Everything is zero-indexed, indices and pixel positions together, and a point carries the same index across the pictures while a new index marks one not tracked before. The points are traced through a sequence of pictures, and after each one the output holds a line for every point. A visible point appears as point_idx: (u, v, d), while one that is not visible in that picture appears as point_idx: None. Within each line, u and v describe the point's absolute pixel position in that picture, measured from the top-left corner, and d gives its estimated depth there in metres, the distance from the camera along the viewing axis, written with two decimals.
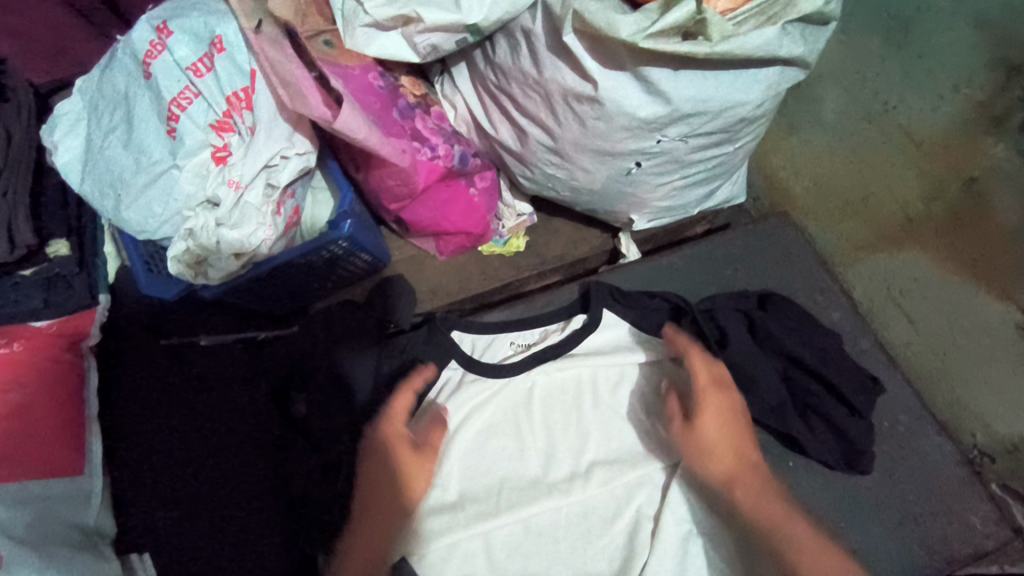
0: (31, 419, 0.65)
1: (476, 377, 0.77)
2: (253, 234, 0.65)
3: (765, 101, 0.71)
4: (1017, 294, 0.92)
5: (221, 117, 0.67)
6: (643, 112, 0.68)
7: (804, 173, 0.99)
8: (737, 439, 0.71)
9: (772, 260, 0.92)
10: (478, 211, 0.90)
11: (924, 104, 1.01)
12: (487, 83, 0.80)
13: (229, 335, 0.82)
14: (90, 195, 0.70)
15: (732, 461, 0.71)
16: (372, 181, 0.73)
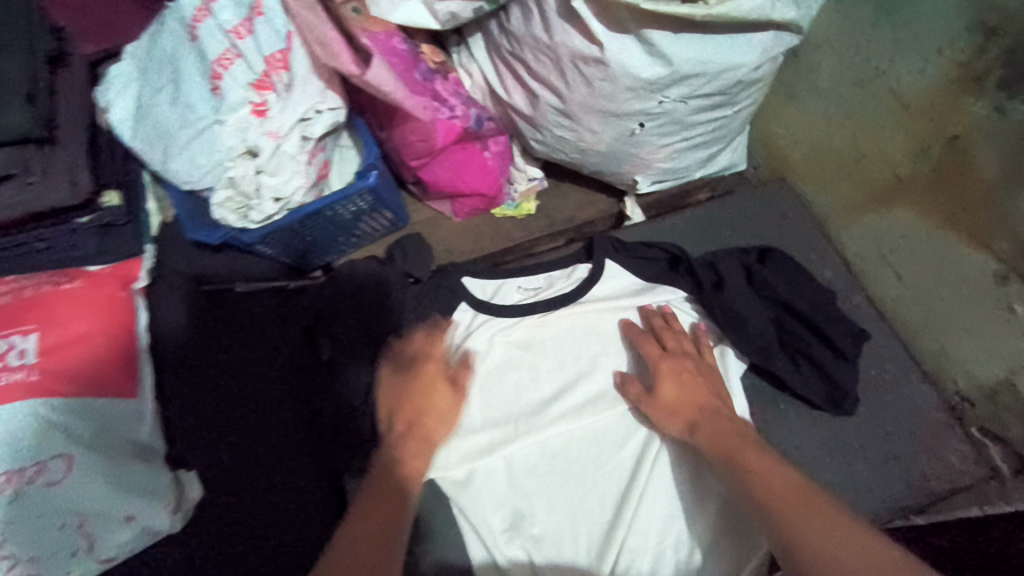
0: (90, 347, 0.72)
1: (488, 317, 0.86)
2: (288, 181, 0.72)
3: (761, 64, 0.77)
4: (996, 245, 0.96)
5: (261, 77, 0.73)
6: (646, 73, 0.74)
7: (801, 140, 1.04)
8: (686, 391, 0.78)
9: (771, 222, 0.98)
10: (492, 172, 0.96)
11: (913, 67, 1.05)
12: (502, 51, 0.86)
13: (263, 283, 0.90)
14: (141, 148, 0.77)
15: (687, 410, 0.76)
16: (395, 137, 0.79)
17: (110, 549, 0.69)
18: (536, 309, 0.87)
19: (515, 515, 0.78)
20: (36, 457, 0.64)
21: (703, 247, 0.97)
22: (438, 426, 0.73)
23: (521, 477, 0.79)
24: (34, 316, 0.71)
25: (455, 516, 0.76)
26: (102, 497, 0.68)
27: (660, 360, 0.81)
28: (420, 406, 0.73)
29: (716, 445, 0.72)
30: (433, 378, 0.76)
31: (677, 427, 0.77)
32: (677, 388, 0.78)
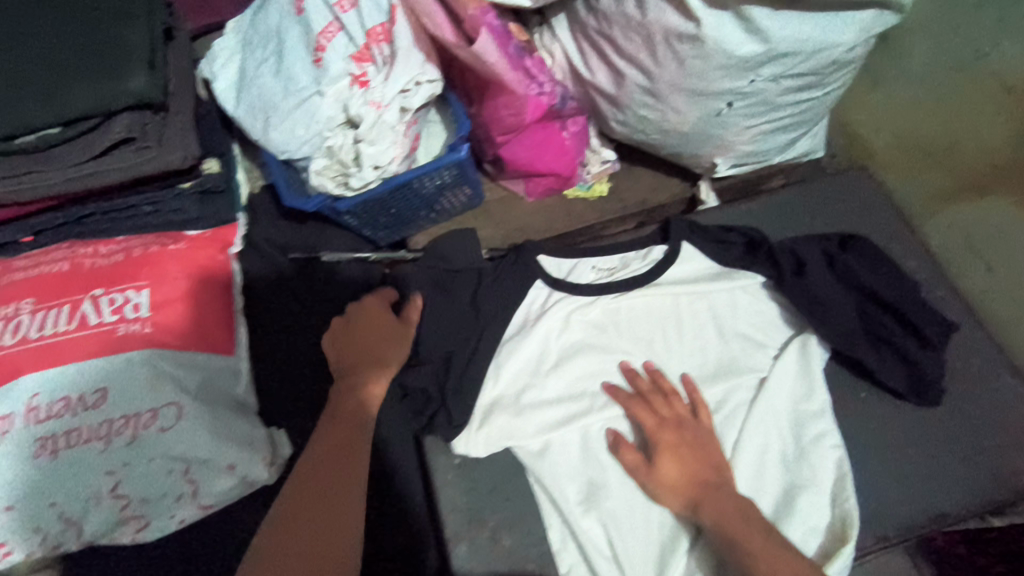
0: (195, 304, 0.76)
1: (564, 296, 0.87)
2: (386, 151, 0.74)
3: (858, 44, 0.76)
4: None
5: (361, 49, 0.76)
6: (741, 50, 0.74)
7: (884, 127, 1.02)
8: (687, 465, 0.75)
9: (851, 210, 0.96)
10: (569, 153, 0.97)
11: (1016, 51, 1.03)
12: (588, 30, 0.86)
13: (347, 255, 0.93)
14: (243, 118, 0.80)
15: (689, 488, 0.73)
16: (487, 112, 0.81)
17: (212, 497, 0.71)
18: (614, 291, 0.88)
19: (591, 487, 0.78)
20: (148, 404, 0.69)
21: (780, 234, 0.95)
22: (393, 351, 0.79)
23: (596, 452, 0.80)
24: (146, 272, 0.75)
25: (533, 485, 0.78)
26: (207, 446, 0.70)
27: (658, 431, 0.77)
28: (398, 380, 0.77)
29: (717, 525, 0.70)
30: (380, 306, 0.83)
31: (678, 504, 0.74)
32: (677, 466, 0.74)
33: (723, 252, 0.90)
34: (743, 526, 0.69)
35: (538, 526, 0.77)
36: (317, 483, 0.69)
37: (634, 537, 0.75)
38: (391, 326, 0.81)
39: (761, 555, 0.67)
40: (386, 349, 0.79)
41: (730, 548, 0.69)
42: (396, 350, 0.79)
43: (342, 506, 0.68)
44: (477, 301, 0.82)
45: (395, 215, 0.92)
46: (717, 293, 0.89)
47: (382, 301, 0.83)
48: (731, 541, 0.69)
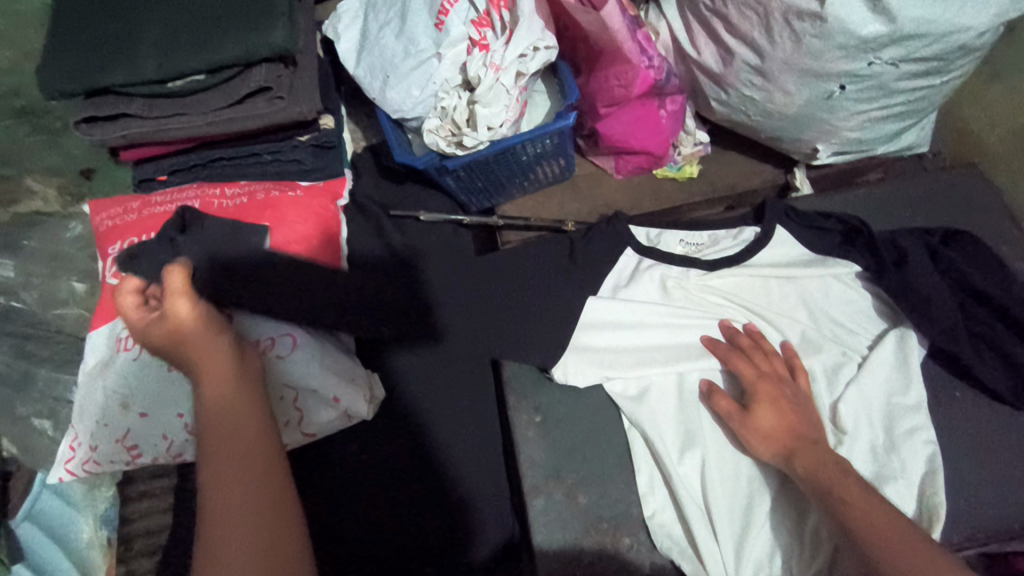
0: (310, 248, 0.83)
1: (653, 263, 0.88)
2: (498, 114, 0.78)
3: (989, 29, 0.74)
4: None
5: (481, 15, 0.79)
6: (865, 30, 0.73)
7: (999, 124, 0.97)
8: (781, 413, 0.76)
9: (957, 206, 0.93)
10: (664, 132, 0.97)
11: None
12: (699, 8, 0.86)
13: (442, 217, 0.97)
14: (363, 77, 0.85)
15: (783, 436, 0.74)
16: (595, 82, 0.83)
17: (315, 426, 0.77)
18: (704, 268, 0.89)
19: (687, 435, 0.80)
20: (267, 332, 0.74)
21: (877, 226, 0.93)
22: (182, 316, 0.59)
23: (692, 404, 0.82)
24: (268, 215, 0.82)
25: (631, 431, 0.81)
26: (318, 376, 0.75)
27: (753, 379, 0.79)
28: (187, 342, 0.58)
29: (811, 469, 0.71)
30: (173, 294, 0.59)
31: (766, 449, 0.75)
32: (770, 414, 0.76)
33: (818, 239, 0.89)
34: (836, 475, 0.69)
35: (615, 488, 0.78)
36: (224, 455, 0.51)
37: (723, 488, 0.76)
38: (225, 341, 0.60)
39: (850, 497, 0.66)
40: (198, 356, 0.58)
41: (820, 494, 0.68)
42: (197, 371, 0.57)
43: (260, 451, 0.52)
44: (574, 263, 0.87)
45: (492, 180, 0.95)
46: (809, 280, 0.88)
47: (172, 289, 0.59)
48: (821, 487, 0.69)
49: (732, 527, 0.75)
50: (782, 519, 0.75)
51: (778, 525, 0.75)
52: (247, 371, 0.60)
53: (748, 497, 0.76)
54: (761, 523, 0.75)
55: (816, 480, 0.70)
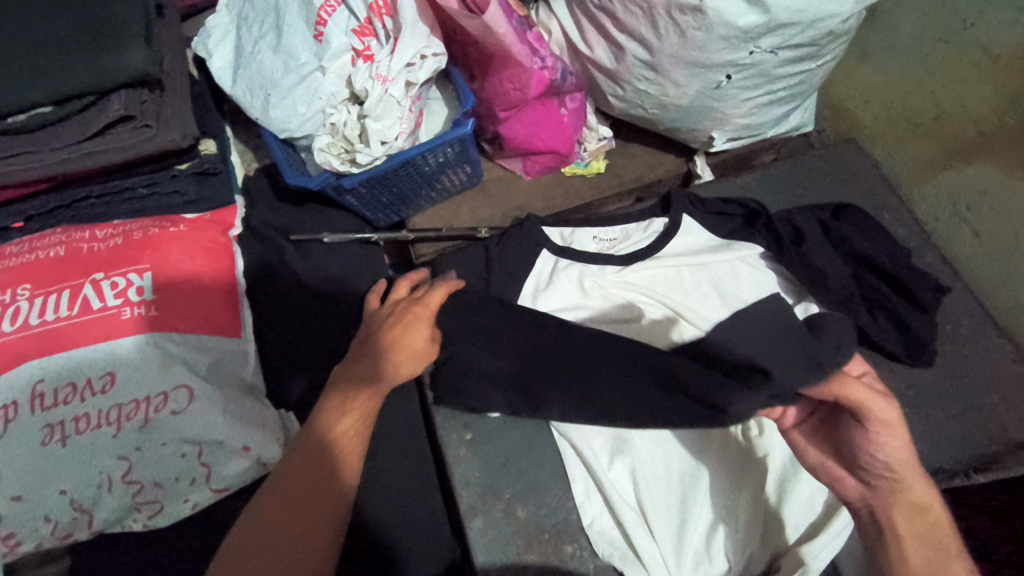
0: (200, 285, 0.75)
1: (570, 262, 0.88)
2: (391, 127, 0.74)
3: (853, 15, 0.78)
4: None
5: (363, 23, 0.75)
6: (742, 20, 0.75)
7: (874, 100, 1.02)
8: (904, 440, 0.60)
9: (843, 181, 0.99)
10: (567, 130, 0.97)
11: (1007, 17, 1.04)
12: (586, 5, 0.86)
13: (347, 236, 0.92)
14: (241, 95, 0.79)
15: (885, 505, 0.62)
16: (489, 87, 0.81)
17: (224, 480, 0.70)
18: (618, 265, 0.89)
19: (616, 440, 0.79)
20: (159, 387, 0.68)
21: (775, 205, 0.98)
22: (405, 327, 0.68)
23: None
24: (147, 255, 0.73)
25: (563, 442, 0.80)
26: (222, 428, 0.69)
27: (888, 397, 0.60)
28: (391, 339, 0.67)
29: (911, 505, 0.61)
30: (420, 318, 0.69)
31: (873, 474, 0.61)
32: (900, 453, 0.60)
33: (721, 224, 0.93)
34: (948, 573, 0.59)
35: (551, 496, 0.78)
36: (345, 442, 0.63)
37: (656, 486, 0.77)
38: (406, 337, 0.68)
39: None
40: (410, 363, 0.68)
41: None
42: (379, 373, 0.66)
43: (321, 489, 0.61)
44: (491, 274, 0.86)
45: (396, 194, 0.92)
46: (718, 266, 0.90)
47: (425, 313, 0.70)
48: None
49: (668, 525, 0.76)
50: (715, 508, 0.77)
51: (712, 514, 0.76)
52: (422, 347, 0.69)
53: (681, 493, 0.77)
54: (695, 519, 0.76)
55: (903, 531, 0.61)
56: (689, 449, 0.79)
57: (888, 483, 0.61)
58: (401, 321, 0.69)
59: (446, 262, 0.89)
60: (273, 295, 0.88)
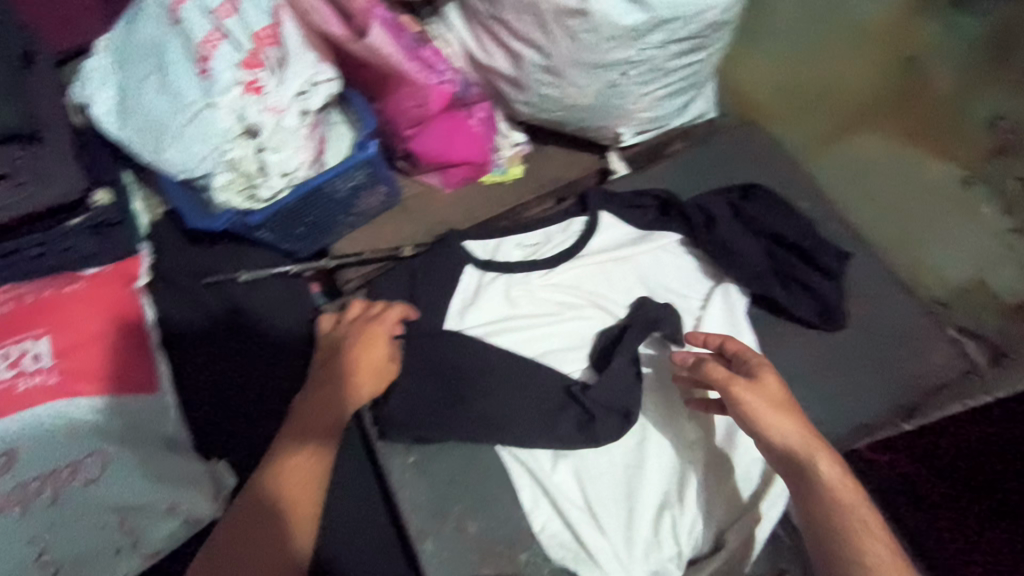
0: (105, 345, 0.75)
1: (496, 274, 0.89)
2: (292, 157, 0.74)
3: (730, 5, 0.82)
4: (953, 150, 0.99)
5: (250, 54, 0.73)
6: (627, 20, 0.78)
7: (767, 82, 1.07)
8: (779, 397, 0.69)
9: (748, 160, 1.02)
10: (480, 139, 0.96)
11: None
12: (481, 16, 0.87)
13: (266, 271, 0.89)
14: (130, 140, 0.75)
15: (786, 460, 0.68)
16: (390, 107, 0.81)
17: (153, 545, 0.72)
18: (542, 269, 0.90)
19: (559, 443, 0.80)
20: (68, 459, 0.69)
21: (688, 191, 1.01)
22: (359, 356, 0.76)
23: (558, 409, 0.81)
24: (42, 320, 0.73)
25: (507, 452, 0.80)
26: (142, 490, 0.71)
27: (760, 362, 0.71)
28: (351, 362, 0.76)
29: (807, 454, 0.66)
30: (375, 341, 0.77)
31: (770, 448, 0.68)
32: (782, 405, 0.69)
33: (637, 216, 0.95)
34: (843, 510, 0.63)
35: (500, 507, 0.78)
36: (303, 481, 0.70)
37: (602, 483, 0.78)
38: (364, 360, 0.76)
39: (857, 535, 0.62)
40: (369, 389, 0.75)
41: (814, 523, 0.65)
42: (336, 409, 0.74)
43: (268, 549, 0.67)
44: (416, 292, 0.87)
45: (311, 224, 0.90)
46: (638, 256, 0.92)
47: (380, 334, 0.78)
48: (821, 518, 0.64)
49: (617, 519, 0.77)
50: (660, 494, 0.79)
51: (658, 500, 0.78)
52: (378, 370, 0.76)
53: (627, 485, 0.79)
54: (642, 508, 0.77)
55: (810, 475, 0.66)
56: (630, 441, 0.81)
57: (781, 442, 0.67)
58: (350, 358, 0.76)
59: (374, 287, 0.89)
60: (196, 346, 0.87)
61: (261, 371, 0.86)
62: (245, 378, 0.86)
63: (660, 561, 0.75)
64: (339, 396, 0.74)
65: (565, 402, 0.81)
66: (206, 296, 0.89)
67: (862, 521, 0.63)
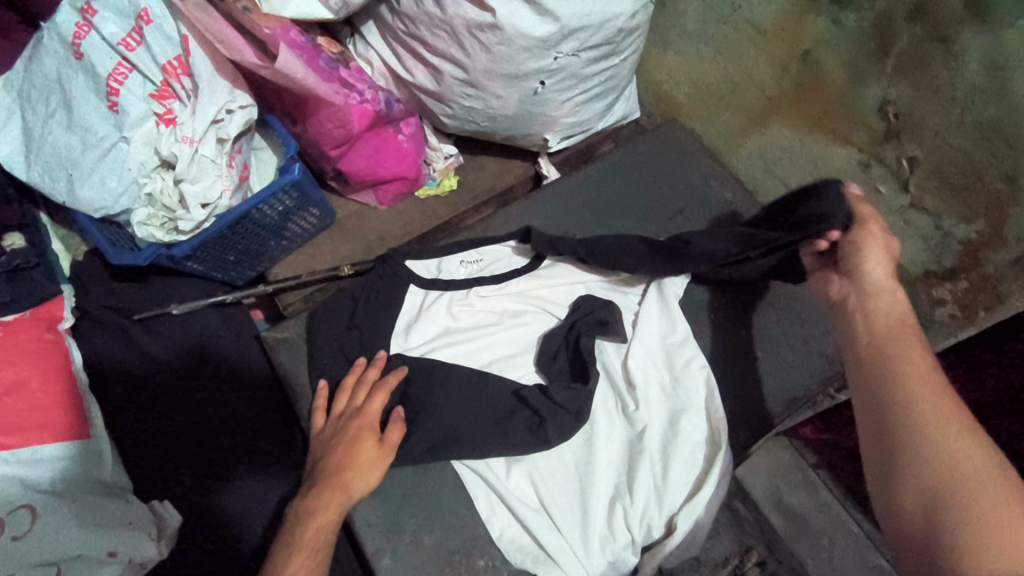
0: (28, 394, 0.74)
1: (439, 294, 0.89)
2: (212, 187, 0.72)
3: (635, 11, 0.85)
4: (854, 137, 1.01)
5: (160, 86, 0.72)
6: (538, 31, 0.80)
7: (684, 81, 1.11)
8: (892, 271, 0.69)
9: (672, 158, 1.07)
10: (410, 154, 0.98)
11: None
12: (397, 33, 0.89)
13: (200, 301, 0.88)
14: (40, 180, 0.73)
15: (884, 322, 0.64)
16: (312, 128, 0.82)
17: None
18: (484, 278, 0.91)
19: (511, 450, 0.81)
20: None
21: (618, 191, 1.05)
22: (367, 414, 0.78)
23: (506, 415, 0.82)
24: None
25: (465, 462, 0.81)
26: (76, 540, 0.69)
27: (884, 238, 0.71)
28: (348, 447, 0.76)
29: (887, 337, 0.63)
30: (364, 434, 0.77)
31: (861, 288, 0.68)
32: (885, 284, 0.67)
33: None
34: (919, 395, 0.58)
35: (455, 517, 0.79)
36: (328, 509, 0.72)
37: (556, 483, 0.80)
38: (366, 436, 0.77)
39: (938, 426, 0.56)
40: (364, 476, 0.75)
41: (880, 407, 0.60)
42: (345, 469, 0.74)
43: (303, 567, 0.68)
44: (357, 313, 0.86)
45: (243, 252, 0.89)
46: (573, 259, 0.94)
47: (364, 427, 0.77)
48: (884, 394, 0.60)
49: (571, 516, 0.78)
50: (612, 487, 0.80)
51: (610, 494, 0.80)
52: (382, 438, 0.77)
53: (579, 482, 0.80)
54: (595, 504, 0.79)
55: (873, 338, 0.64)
56: (579, 439, 0.82)
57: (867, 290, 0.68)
58: (348, 435, 0.77)
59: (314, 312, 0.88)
60: (129, 385, 0.85)
61: (199, 403, 0.86)
62: (183, 411, 0.85)
63: (615, 551, 0.77)
64: (344, 473, 0.74)
65: (512, 405, 0.82)
66: (135, 333, 0.87)
67: (939, 406, 0.57)
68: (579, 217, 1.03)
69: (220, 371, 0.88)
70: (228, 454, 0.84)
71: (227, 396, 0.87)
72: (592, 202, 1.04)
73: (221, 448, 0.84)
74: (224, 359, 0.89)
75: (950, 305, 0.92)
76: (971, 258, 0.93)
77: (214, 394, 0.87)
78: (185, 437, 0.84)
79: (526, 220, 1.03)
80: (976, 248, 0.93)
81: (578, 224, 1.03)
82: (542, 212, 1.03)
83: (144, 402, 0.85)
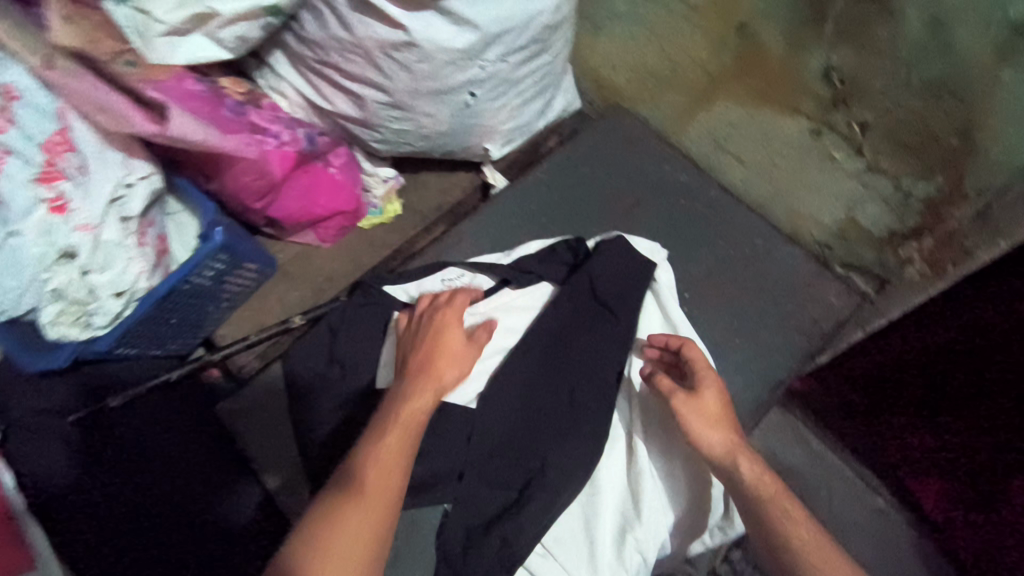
0: None
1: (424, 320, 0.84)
2: (125, 271, 0.66)
3: (559, 5, 0.80)
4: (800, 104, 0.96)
5: (44, 167, 0.62)
6: (459, 42, 0.74)
7: (620, 64, 1.07)
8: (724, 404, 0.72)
9: (620, 147, 1.04)
10: (345, 187, 0.92)
11: None
12: (308, 61, 0.82)
13: (138, 388, 0.81)
14: None
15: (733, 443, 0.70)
16: (228, 184, 0.75)
17: None
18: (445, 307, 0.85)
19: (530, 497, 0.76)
20: None
21: (569, 189, 1.01)
22: (445, 364, 0.73)
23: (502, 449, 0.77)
24: None
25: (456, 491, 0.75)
26: None
27: (718, 393, 0.73)
28: (429, 351, 0.74)
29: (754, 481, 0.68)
30: (447, 326, 0.75)
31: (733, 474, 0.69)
32: (729, 447, 0.70)
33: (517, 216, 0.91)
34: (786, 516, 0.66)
35: None
36: (403, 424, 0.67)
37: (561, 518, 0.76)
38: (450, 337, 0.75)
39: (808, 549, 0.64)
40: (437, 386, 0.72)
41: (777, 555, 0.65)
42: (412, 403, 0.69)
43: (369, 522, 0.61)
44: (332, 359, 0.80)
45: (181, 325, 0.82)
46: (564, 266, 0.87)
47: (444, 325, 0.75)
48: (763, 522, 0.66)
49: (578, 555, 0.75)
50: (618, 519, 0.76)
51: (617, 526, 0.76)
52: (456, 339, 0.75)
53: (583, 511, 0.76)
54: (601, 535, 0.75)
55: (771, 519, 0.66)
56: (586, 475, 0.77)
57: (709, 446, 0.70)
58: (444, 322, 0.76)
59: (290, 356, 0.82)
60: (86, 489, 0.79)
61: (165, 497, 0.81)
62: (149, 509, 0.80)
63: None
64: (426, 373, 0.72)
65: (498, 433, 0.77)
66: (78, 434, 0.80)
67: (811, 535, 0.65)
68: (534, 224, 0.99)
69: (183, 459, 0.83)
70: (205, 545, 0.80)
71: (194, 485, 0.82)
72: (544, 206, 1.00)
73: (194, 540, 0.80)
74: (183, 445, 0.83)
75: (918, 262, 0.93)
76: (932, 219, 0.91)
77: (179, 484, 0.82)
78: (155, 535, 0.80)
79: (479, 237, 0.97)
80: (937, 205, 0.90)
81: (534, 231, 0.98)
82: (494, 226, 0.98)
83: (103, 505, 0.79)
